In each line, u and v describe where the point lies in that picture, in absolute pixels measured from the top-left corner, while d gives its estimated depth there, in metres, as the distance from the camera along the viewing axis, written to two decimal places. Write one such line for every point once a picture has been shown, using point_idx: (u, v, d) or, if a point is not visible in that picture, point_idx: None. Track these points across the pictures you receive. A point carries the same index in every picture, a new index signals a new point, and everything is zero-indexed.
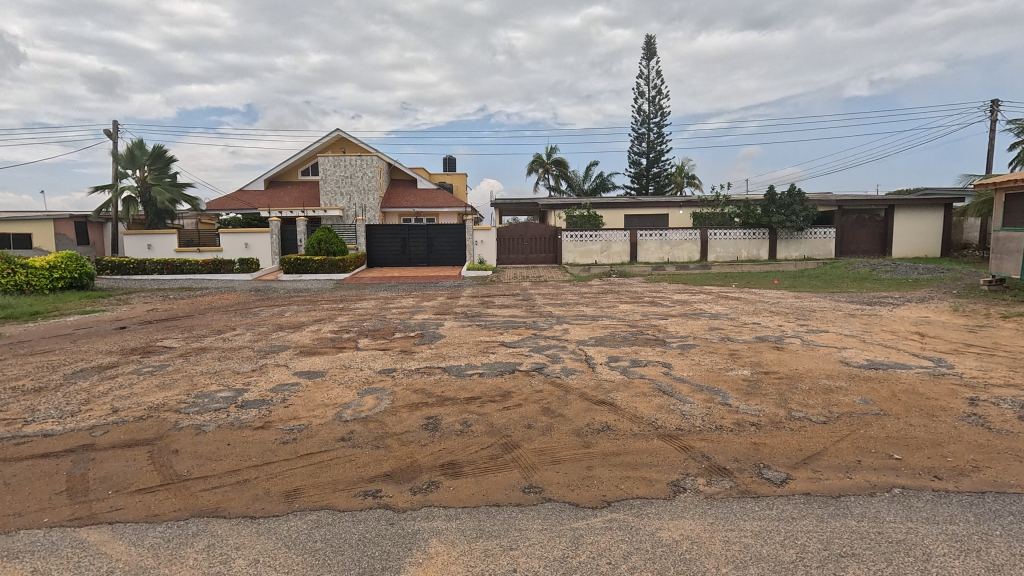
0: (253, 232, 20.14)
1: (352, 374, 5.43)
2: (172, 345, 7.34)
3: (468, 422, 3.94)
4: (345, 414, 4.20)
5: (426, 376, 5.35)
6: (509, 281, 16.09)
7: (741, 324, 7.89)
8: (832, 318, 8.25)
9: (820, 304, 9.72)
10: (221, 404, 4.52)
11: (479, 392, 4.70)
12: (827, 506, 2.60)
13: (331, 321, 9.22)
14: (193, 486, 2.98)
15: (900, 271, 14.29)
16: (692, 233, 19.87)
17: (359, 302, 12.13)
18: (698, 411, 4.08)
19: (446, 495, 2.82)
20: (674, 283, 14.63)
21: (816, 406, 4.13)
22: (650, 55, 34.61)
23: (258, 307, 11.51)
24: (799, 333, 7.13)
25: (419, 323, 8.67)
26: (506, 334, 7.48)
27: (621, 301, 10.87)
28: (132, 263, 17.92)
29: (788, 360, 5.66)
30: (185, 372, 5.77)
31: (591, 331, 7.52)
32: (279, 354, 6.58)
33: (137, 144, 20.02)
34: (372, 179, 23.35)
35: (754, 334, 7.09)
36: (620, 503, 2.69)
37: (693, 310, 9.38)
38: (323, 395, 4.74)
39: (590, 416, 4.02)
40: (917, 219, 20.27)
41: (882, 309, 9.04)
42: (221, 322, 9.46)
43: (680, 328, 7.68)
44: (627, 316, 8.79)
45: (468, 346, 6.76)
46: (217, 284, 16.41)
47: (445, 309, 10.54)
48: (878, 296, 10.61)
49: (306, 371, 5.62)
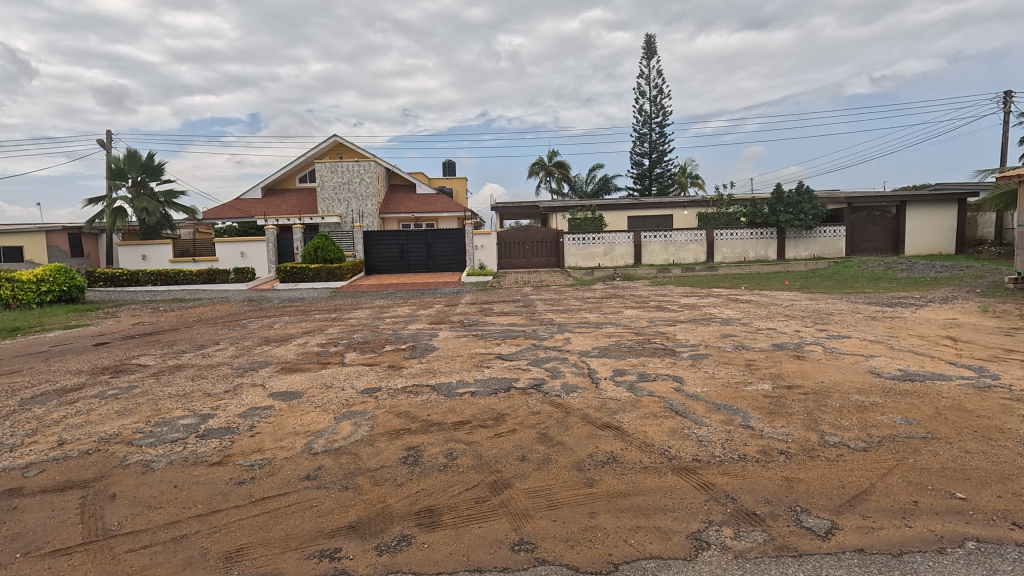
0: (249, 240, 19.78)
1: (332, 396, 4.94)
2: (148, 363, 6.88)
3: (455, 453, 3.46)
4: (316, 444, 3.72)
5: (413, 396, 4.85)
6: (510, 286, 15.60)
7: (756, 330, 7.35)
8: (853, 322, 7.69)
9: (837, 307, 9.16)
10: (179, 434, 4.03)
11: (469, 415, 4.20)
12: (888, 571, 2.09)
13: (320, 333, 8.75)
14: (117, 546, 2.50)
15: (917, 269, 13.73)
16: (698, 234, 19.34)
17: (352, 311, 11.67)
18: (716, 436, 3.58)
19: (418, 557, 2.33)
20: (679, 286, 14.11)
21: (852, 428, 3.61)
22: (651, 54, 34.19)
23: (248, 319, 11.07)
24: (820, 340, 6.59)
25: (413, 334, 8.17)
26: (503, 346, 6.97)
27: (626, 307, 10.36)
28: (125, 274, 17.53)
29: (812, 371, 5.14)
30: (153, 394, 5.29)
31: (594, 340, 7.02)
32: (258, 372, 6.10)
33: (129, 154, 19.76)
34: (370, 185, 22.93)
35: (771, 342, 6.56)
36: (629, 566, 2.19)
37: (702, 315, 8.86)
38: (295, 421, 4.25)
39: (593, 443, 3.53)
40: (931, 215, 19.69)
41: (904, 310, 8.49)
42: (207, 335, 9.01)
43: (690, 335, 7.15)
44: (632, 323, 8.27)
45: (462, 360, 6.25)
46: (211, 295, 15.99)
47: (441, 318, 10.07)
48: (898, 296, 10.05)
49: (283, 392, 5.14)
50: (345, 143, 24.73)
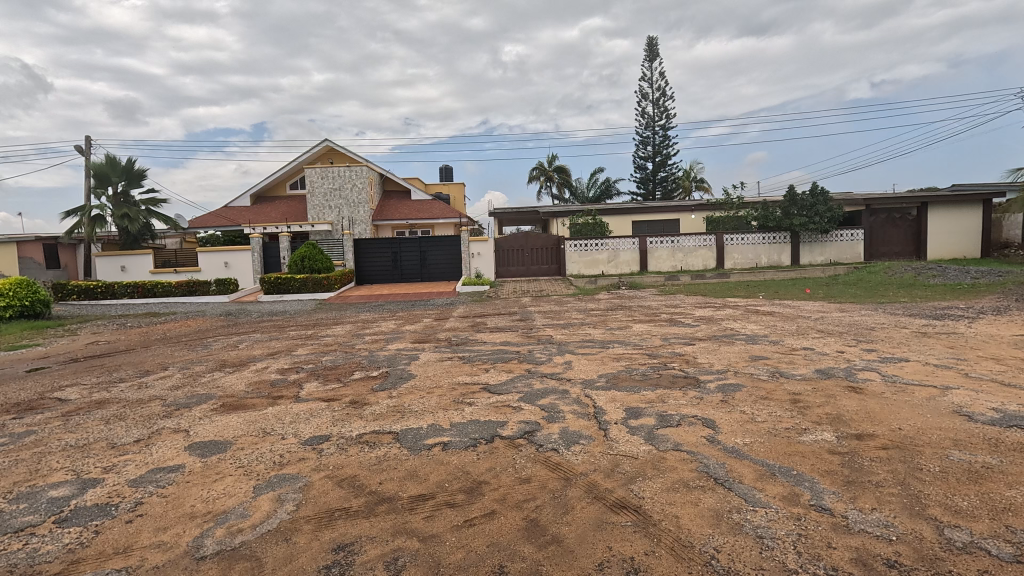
0: (233, 249, 18.84)
1: (266, 450, 3.83)
2: (70, 396, 5.79)
3: (401, 561, 2.36)
4: (207, 540, 2.60)
5: (368, 451, 3.74)
6: (507, 297, 14.52)
7: (792, 352, 6.19)
8: (904, 340, 6.53)
9: (876, 320, 8.01)
10: (32, 517, 2.92)
11: (434, 486, 3.11)
12: None
13: (286, 356, 7.64)
14: None
15: (949, 275, 12.62)
16: (707, 239, 18.24)
17: (331, 328, 10.58)
18: (782, 527, 2.47)
19: None
20: (690, 295, 13.01)
21: (979, 515, 2.49)
22: (653, 57, 33.34)
23: (215, 337, 9.98)
24: (873, 364, 5.44)
25: (389, 357, 7.04)
26: (491, 373, 5.82)
27: (634, 320, 9.25)
28: (100, 287, 16.53)
29: (877, 411, 4.04)
30: (44, 446, 4.16)
31: (600, 365, 5.91)
32: (191, 411, 4.98)
33: (108, 160, 18.88)
34: (362, 191, 21.97)
35: (814, 367, 5.42)
36: None
37: (724, 330, 7.76)
38: (198, 494, 3.14)
39: (603, 540, 2.45)
40: (954, 217, 18.53)
41: (958, 324, 7.37)
42: (159, 358, 7.91)
43: (714, 358, 6.00)
44: (643, 342, 7.13)
45: (440, 393, 5.12)
46: (188, 308, 14.98)
47: (427, 335, 8.95)
48: (943, 307, 8.92)
49: (207, 443, 4.03)
50: (336, 148, 23.80)
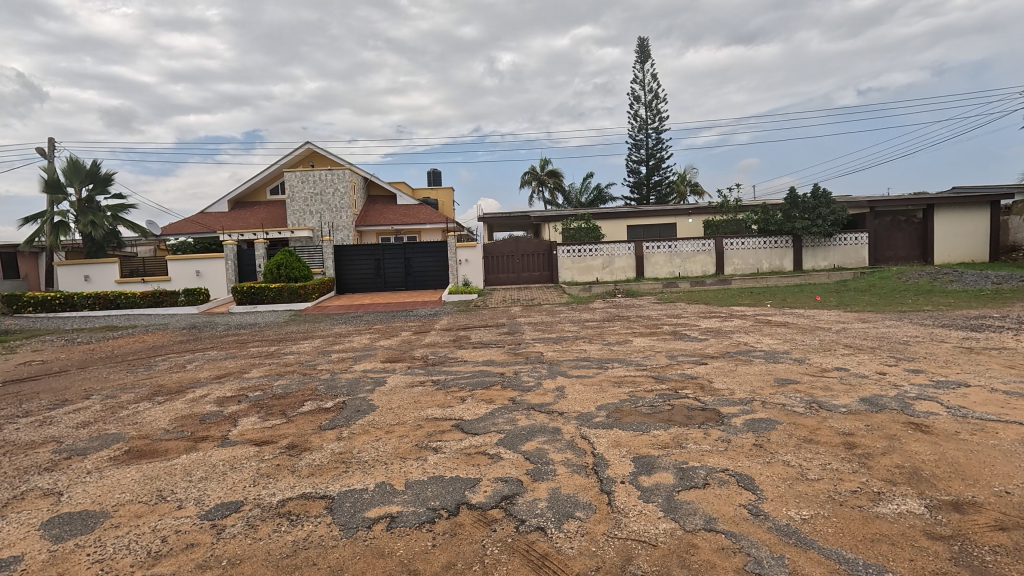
0: (205, 257, 17.69)
1: (148, 528, 2.81)
2: None
3: None
4: None
5: (285, 530, 2.72)
6: (496, 307, 13.54)
7: (824, 374, 5.22)
8: (952, 358, 5.59)
9: (908, 332, 7.10)
10: None
11: None
12: None
13: (235, 380, 6.59)
14: None
15: (967, 280, 11.81)
16: (706, 244, 17.39)
17: (297, 343, 9.51)
18: None
19: None
20: (693, 303, 12.08)
21: None
22: (645, 57, 32.60)
23: (165, 356, 8.89)
24: (929, 392, 4.46)
25: (350, 382, 6.01)
26: (468, 405, 4.79)
27: (635, 333, 8.31)
28: (59, 298, 15.35)
29: (965, 462, 3.08)
30: None
31: (599, 392, 4.92)
32: (83, 461, 3.91)
33: (71, 163, 17.67)
34: (344, 195, 20.95)
35: (858, 397, 4.42)
36: None
37: (739, 346, 6.82)
38: None
39: None
40: (961, 219, 17.83)
41: (1002, 337, 6.49)
42: (88, 384, 6.82)
43: (734, 384, 5.00)
44: (648, 361, 6.14)
45: (401, 434, 4.09)
46: (151, 321, 13.85)
47: (401, 352, 7.93)
48: (974, 316, 8.06)
49: (76, 517, 2.99)
50: (318, 151, 22.72)
